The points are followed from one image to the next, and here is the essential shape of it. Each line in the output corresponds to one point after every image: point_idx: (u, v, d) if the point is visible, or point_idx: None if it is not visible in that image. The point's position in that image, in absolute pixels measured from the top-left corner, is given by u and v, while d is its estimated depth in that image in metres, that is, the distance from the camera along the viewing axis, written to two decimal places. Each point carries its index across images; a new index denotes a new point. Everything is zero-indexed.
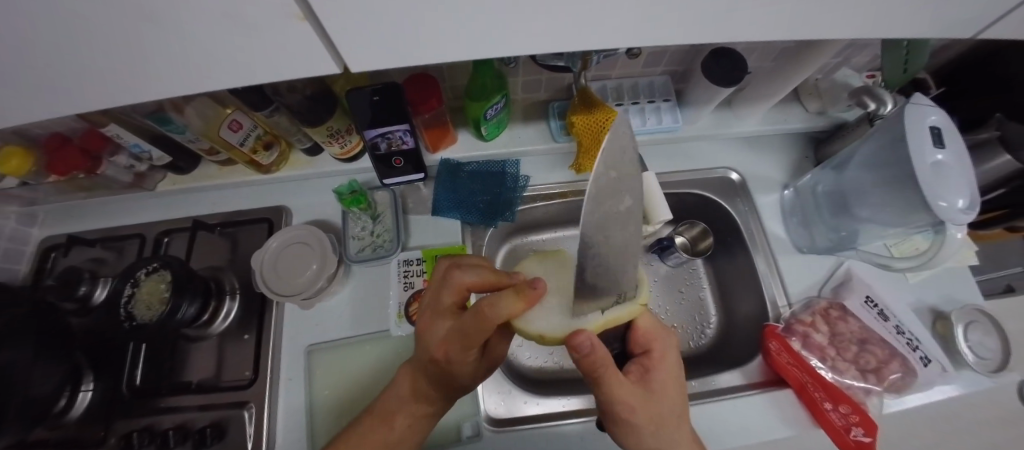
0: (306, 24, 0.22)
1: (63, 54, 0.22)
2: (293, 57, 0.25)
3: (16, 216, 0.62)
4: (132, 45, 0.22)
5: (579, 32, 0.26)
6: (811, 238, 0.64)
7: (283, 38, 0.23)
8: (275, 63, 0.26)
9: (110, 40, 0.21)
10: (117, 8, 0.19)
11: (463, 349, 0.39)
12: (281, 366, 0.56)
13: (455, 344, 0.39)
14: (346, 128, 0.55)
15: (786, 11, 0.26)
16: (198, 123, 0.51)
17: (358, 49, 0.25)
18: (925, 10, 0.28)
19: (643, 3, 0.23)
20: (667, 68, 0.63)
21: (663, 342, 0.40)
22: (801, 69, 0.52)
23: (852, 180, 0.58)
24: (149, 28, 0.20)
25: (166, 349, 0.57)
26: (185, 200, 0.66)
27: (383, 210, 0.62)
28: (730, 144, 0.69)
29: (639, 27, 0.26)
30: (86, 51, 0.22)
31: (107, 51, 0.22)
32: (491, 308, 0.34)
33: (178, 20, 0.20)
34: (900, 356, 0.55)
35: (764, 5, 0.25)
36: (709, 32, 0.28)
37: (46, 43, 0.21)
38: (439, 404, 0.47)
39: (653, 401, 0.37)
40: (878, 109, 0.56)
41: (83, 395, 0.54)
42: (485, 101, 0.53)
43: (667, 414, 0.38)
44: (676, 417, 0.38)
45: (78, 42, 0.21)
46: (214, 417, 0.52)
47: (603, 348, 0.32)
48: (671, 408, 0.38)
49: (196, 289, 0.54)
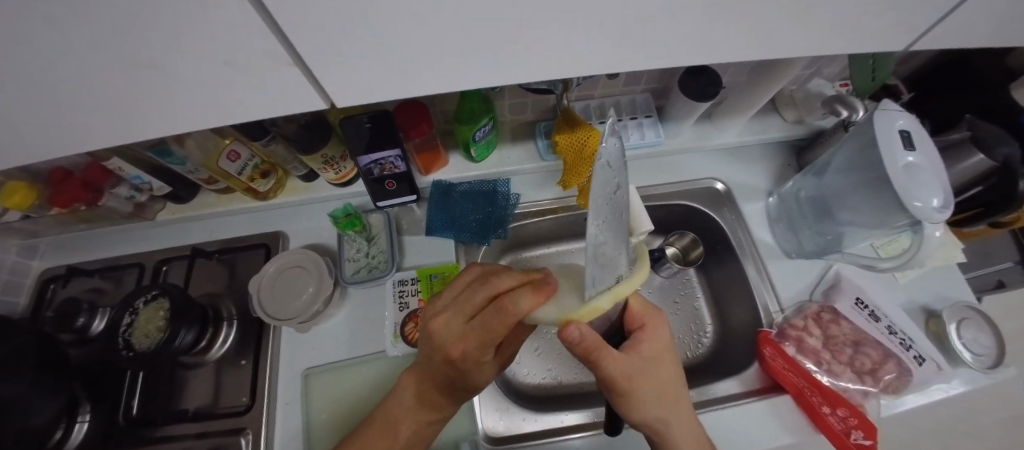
0: (297, 69, 0.25)
1: (50, 84, 0.23)
2: (280, 83, 0.26)
3: (16, 249, 0.64)
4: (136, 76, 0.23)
5: (549, 47, 0.27)
6: (799, 243, 0.65)
7: (251, 61, 0.23)
8: (251, 90, 0.26)
9: (105, 79, 0.23)
10: (110, 38, 0.20)
11: (484, 345, 0.41)
12: (279, 391, 0.56)
13: (471, 343, 0.41)
14: (341, 155, 0.57)
15: (748, 21, 0.27)
16: (198, 154, 0.52)
17: (338, 69, 0.26)
18: (879, 20, 0.29)
19: (603, 23, 0.25)
20: (648, 86, 0.65)
21: (654, 317, 0.42)
22: (776, 80, 0.54)
23: (832, 185, 0.60)
24: (131, 53, 0.21)
25: (165, 374, 0.58)
26: (182, 229, 0.67)
27: (378, 232, 0.63)
28: (714, 156, 0.71)
29: (605, 42, 0.27)
30: (79, 85, 0.24)
31: (111, 84, 0.24)
32: (514, 303, 0.38)
33: (166, 59, 0.22)
34: (895, 356, 0.55)
35: (725, 17, 0.26)
36: (676, 43, 0.28)
37: (56, 78, 0.23)
38: (445, 405, 0.47)
39: (650, 371, 0.40)
40: (850, 116, 0.58)
41: (79, 426, 0.54)
42: (473, 125, 0.55)
43: (662, 382, 0.40)
44: (668, 391, 0.40)
45: (81, 77, 0.23)
46: (212, 444, 0.52)
47: (593, 332, 0.37)
48: (664, 380, 0.40)
49: (195, 317, 0.55)
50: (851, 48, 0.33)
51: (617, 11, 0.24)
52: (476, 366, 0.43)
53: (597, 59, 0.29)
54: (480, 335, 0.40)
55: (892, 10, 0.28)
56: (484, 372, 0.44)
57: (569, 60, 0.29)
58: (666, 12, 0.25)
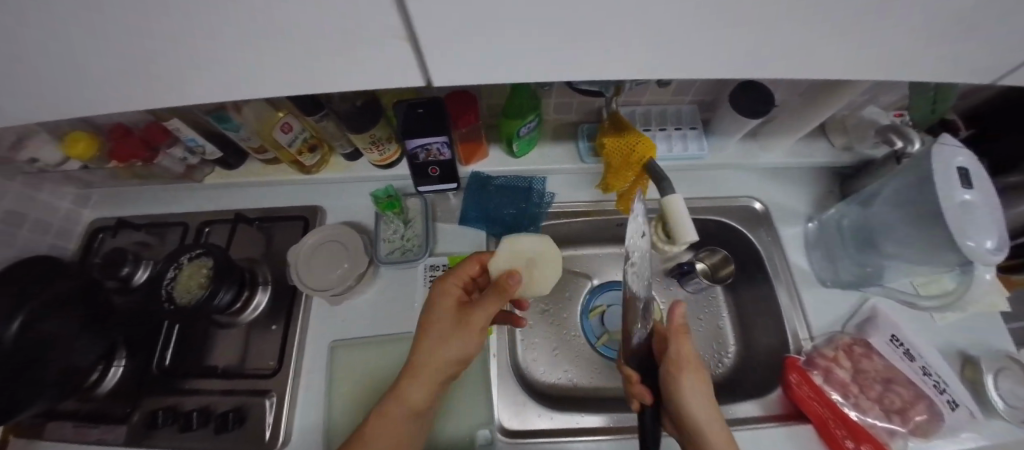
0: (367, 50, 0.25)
1: (145, 54, 0.25)
2: (350, 65, 0.27)
3: (71, 197, 0.68)
4: (219, 51, 0.25)
5: (596, 56, 0.27)
6: (836, 272, 0.63)
7: (329, 41, 0.24)
8: (320, 68, 0.27)
9: (191, 50, 0.25)
10: (211, 14, 0.21)
11: (450, 283, 0.52)
12: (305, 359, 0.58)
13: (442, 283, 0.52)
14: (387, 137, 0.58)
15: (829, 41, 0.26)
16: (253, 122, 0.55)
17: (401, 63, 0.27)
18: (921, 43, 0.27)
19: (680, 31, 0.25)
20: (695, 98, 0.65)
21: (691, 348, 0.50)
22: (830, 104, 0.53)
23: (878, 216, 0.58)
24: (221, 24, 0.22)
25: (199, 330, 0.61)
26: (225, 194, 0.70)
27: (414, 216, 0.64)
28: (755, 175, 0.70)
29: (618, 46, 0.26)
30: (169, 55, 0.25)
31: (199, 60, 0.26)
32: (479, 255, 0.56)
33: (251, 32, 0.23)
34: (926, 398, 0.53)
35: (807, 33, 0.25)
36: (677, 47, 0.26)
37: (146, 51, 0.24)
38: (414, 394, 0.47)
39: (693, 378, 0.46)
40: (905, 148, 0.56)
41: (114, 370, 0.59)
42: (519, 119, 0.56)
43: (698, 392, 0.45)
44: (705, 401, 0.45)
45: (175, 48, 0.24)
46: (236, 402, 0.55)
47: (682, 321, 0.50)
48: (705, 390, 0.46)
49: (234, 278, 0.57)
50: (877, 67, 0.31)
51: (620, 10, 0.22)
52: (462, 335, 0.47)
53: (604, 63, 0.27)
54: (452, 275, 0.53)
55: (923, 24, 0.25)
56: (443, 313, 0.49)
57: (596, 65, 0.28)
58: (673, 15, 0.23)
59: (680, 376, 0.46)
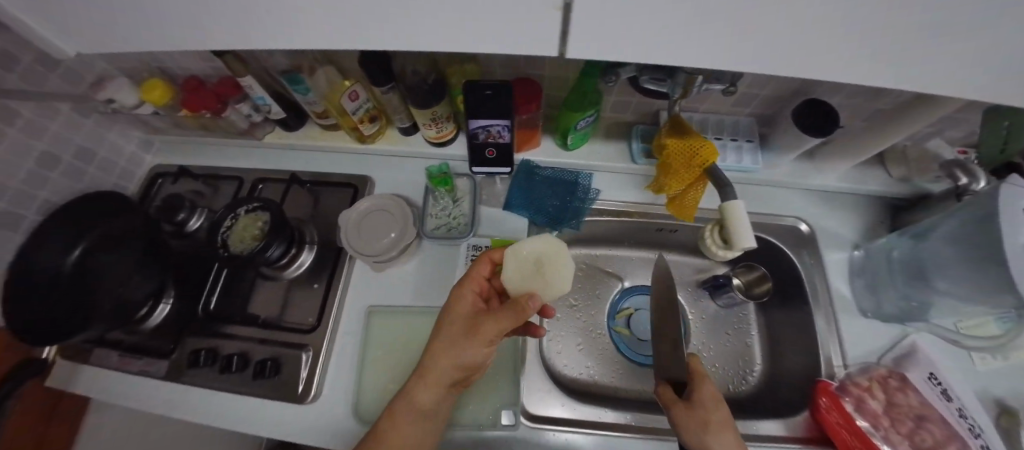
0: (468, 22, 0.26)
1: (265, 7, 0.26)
2: (449, 34, 0.28)
3: (137, 141, 0.72)
4: (331, 14, 0.27)
5: (687, 52, 0.27)
6: (878, 304, 0.62)
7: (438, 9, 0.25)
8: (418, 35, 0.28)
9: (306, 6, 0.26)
10: None
11: (466, 284, 0.53)
12: (343, 320, 0.60)
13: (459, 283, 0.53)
14: (446, 115, 0.59)
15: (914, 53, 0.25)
16: (324, 87, 0.57)
17: (496, 35, 0.27)
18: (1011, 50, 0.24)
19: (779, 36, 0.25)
20: (755, 111, 0.64)
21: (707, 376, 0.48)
22: (895, 131, 0.52)
23: (931, 251, 0.57)
24: None
25: (244, 280, 0.64)
26: (280, 154, 0.72)
27: (462, 196, 0.66)
28: (804, 196, 0.69)
29: (623, 45, 0.27)
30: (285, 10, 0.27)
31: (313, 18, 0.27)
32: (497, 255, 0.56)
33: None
34: (960, 438, 0.50)
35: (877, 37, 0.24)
36: (677, 47, 0.26)
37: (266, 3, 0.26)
38: (422, 393, 0.47)
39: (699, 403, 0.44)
40: (969, 184, 0.54)
41: (161, 307, 0.61)
42: (580, 112, 0.56)
43: (699, 414, 0.43)
44: (707, 423, 0.42)
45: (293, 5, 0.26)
46: (273, 352, 0.57)
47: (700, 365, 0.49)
48: (710, 415, 0.43)
49: (286, 234, 0.59)
50: (893, 83, 0.29)
51: (611, 11, 0.23)
52: (469, 334, 0.47)
53: (670, 60, 0.28)
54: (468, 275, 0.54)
55: (934, 37, 0.23)
56: (455, 311, 0.50)
57: (687, 60, 0.28)
58: (670, 14, 0.23)
59: (680, 403, 0.44)
